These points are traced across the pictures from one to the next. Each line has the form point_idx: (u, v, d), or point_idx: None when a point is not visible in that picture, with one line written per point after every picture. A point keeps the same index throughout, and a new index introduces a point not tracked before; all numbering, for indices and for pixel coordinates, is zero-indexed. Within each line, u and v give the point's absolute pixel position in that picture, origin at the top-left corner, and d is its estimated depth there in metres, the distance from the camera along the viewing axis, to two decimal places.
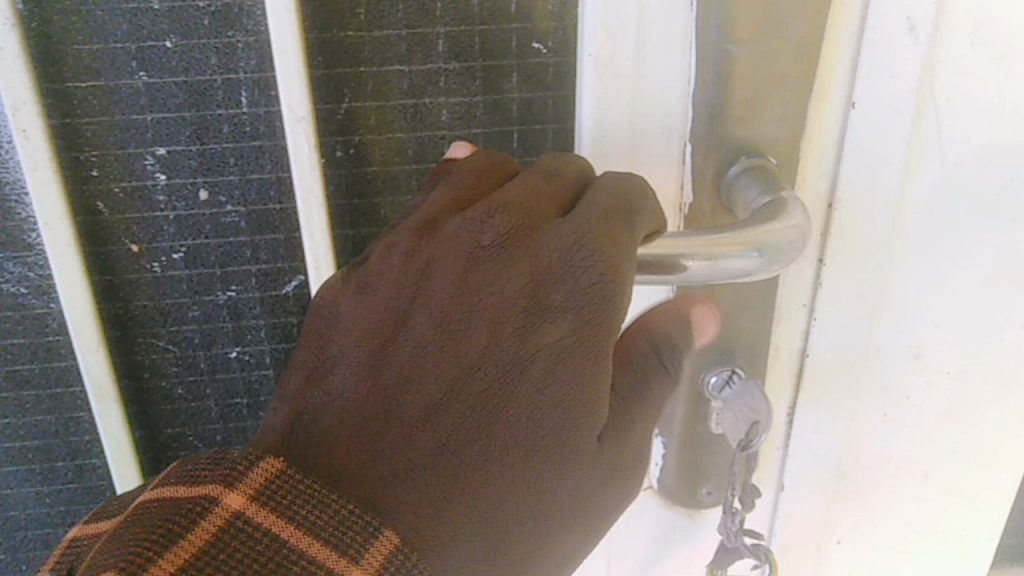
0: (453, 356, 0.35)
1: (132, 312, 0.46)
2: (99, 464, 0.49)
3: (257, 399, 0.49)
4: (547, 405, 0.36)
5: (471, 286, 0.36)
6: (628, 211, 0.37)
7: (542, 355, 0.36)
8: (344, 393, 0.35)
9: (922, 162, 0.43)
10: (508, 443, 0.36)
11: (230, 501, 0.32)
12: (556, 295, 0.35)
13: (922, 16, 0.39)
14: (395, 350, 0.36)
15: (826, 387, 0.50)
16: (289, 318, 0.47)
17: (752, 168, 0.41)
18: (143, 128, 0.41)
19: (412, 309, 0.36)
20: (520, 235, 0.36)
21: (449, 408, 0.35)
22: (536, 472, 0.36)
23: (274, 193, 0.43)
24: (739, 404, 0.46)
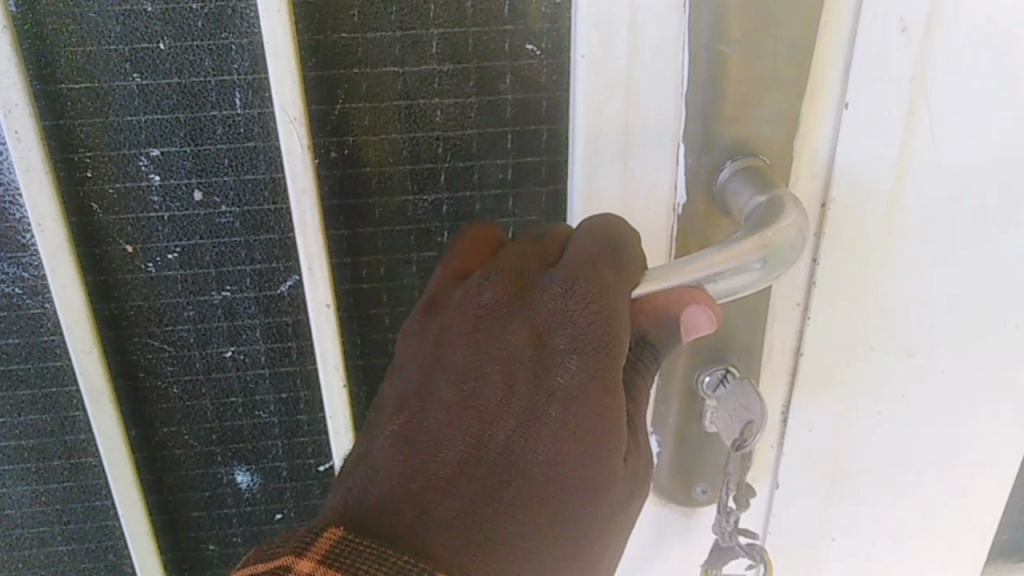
0: (477, 414, 0.37)
1: (126, 312, 0.46)
2: (95, 462, 0.49)
3: (252, 398, 0.49)
4: (565, 448, 0.38)
5: (481, 342, 0.38)
6: (615, 250, 0.39)
7: (557, 396, 0.38)
8: (387, 463, 0.37)
9: (915, 164, 0.43)
10: (540, 485, 0.37)
11: (301, 568, 0.32)
12: (559, 338, 0.38)
13: (915, 16, 0.39)
14: (421, 414, 0.38)
15: (820, 387, 0.50)
16: (284, 318, 0.47)
17: (745, 170, 0.42)
18: (138, 129, 0.41)
19: (434, 377, 0.39)
20: (516, 294, 0.39)
21: (478, 464, 0.37)
22: (568, 509, 0.38)
23: (268, 194, 0.43)
24: (731, 402, 0.46)
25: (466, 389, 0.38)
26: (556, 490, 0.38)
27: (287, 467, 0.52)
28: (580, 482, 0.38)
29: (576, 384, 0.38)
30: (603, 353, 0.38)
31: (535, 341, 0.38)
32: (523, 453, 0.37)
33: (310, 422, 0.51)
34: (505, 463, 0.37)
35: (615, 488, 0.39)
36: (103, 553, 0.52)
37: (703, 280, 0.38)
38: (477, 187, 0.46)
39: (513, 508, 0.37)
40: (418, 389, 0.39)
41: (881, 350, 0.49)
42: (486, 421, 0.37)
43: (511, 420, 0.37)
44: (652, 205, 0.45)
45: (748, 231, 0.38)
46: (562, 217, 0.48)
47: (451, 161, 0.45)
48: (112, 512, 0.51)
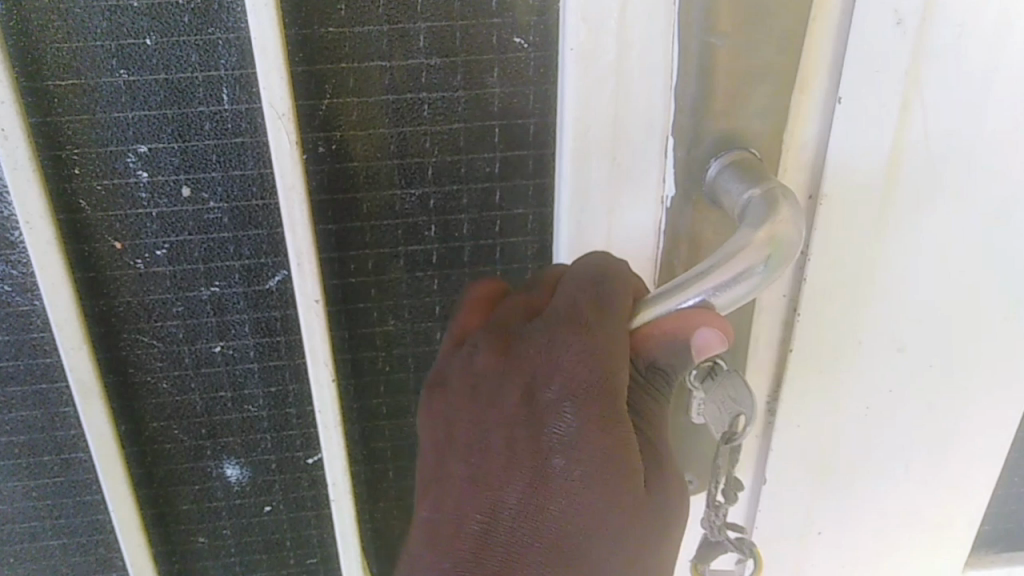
0: (486, 482, 0.40)
1: (115, 308, 0.46)
2: (86, 457, 0.49)
3: (242, 392, 0.50)
4: (578, 496, 0.39)
5: (481, 408, 0.41)
6: (597, 297, 0.40)
7: (557, 447, 0.39)
8: (421, 552, 0.40)
9: (908, 159, 0.43)
10: (563, 534, 0.39)
11: None
12: (547, 387, 0.39)
13: (910, 9, 0.39)
14: (443, 494, 0.41)
15: (809, 382, 0.50)
16: (273, 312, 0.47)
17: (733, 169, 0.42)
18: (125, 125, 0.41)
19: (450, 450, 0.42)
20: (505, 355, 0.41)
21: (495, 532, 0.39)
22: (602, 546, 0.39)
23: (256, 189, 0.43)
24: (718, 397, 0.46)
25: (472, 461, 0.41)
26: (577, 543, 0.39)
27: (276, 460, 0.52)
28: (606, 519, 0.39)
29: (573, 433, 0.39)
30: (596, 395, 0.39)
31: (528, 397, 0.40)
32: (536, 511, 0.39)
33: (298, 415, 0.51)
34: (521, 527, 0.39)
35: (650, 513, 0.40)
36: (95, 547, 0.52)
37: (705, 293, 0.38)
38: (464, 181, 0.47)
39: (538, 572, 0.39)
40: (440, 466, 0.42)
41: (870, 344, 0.49)
42: (495, 488, 0.40)
43: (518, 483, 0.39)
44: (638, 197, 0.46)
45: (748, 230, 0.38)
46: (549, 210, 0.48)
47: (438, 155, 0.45)
48: (103, 506, 0.51)
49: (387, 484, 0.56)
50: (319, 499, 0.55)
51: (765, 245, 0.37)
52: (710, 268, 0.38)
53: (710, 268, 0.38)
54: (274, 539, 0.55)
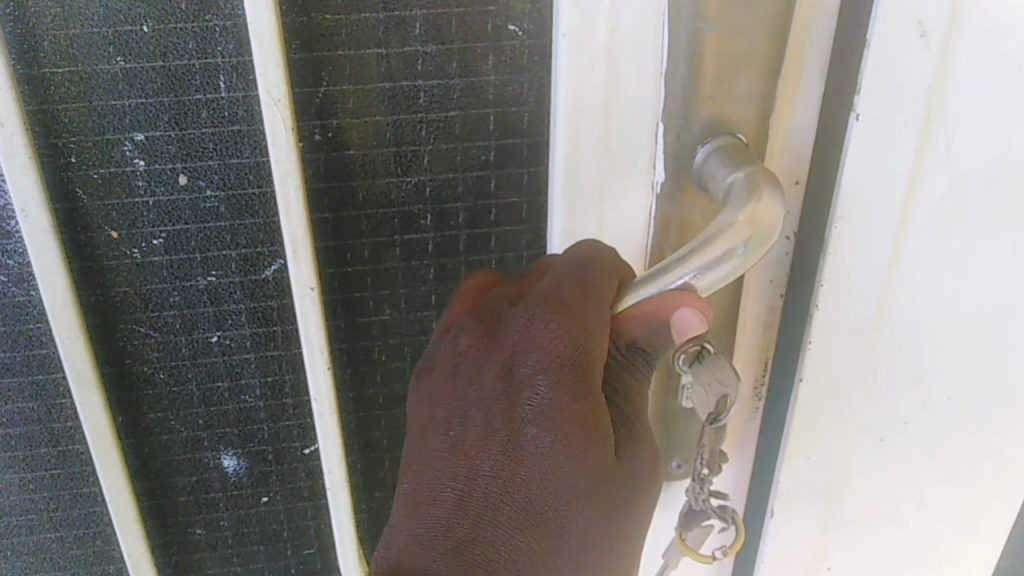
0: (464, 453, 0.40)
1: (111, 298, 0.46)
2: (83, 449, 0.49)
3: (238, 382, 0.50)
4: (554, 460, 0.40)
5: (462, 385, 0.42)
6: (583, 279, 0.41)
7: (532, 416, 0.40)
8: (400, 523, 0.40)
9: (927, 178, 0.43)
10: (539, 498, 0.40)
11: None
12: (524, 362, 0.41)
13: (935, 20, 0.39)
14: (421, 468, 0.41)
15: (822, 407, 0.50)
16: (270, 302, 0.47)
17: (719, 153, 0.43)
18: (122, 113, 0.41)
19: (429, 427, 0.42)
20: (485, 338, 0.42)
21: (474, 496, 0.40)
22: (577, 508, 0.40)
23: (252, 177, 0.43)
24: (704, 378, 0.46)
25: (453, 433, 0.41)
26: (553, 506, 0.40)
27: (273, 450, 0.53)
28: (579, 481, 0.40)
29: (548, 403, 0.40)
30: (570, 366, 0.40)
31: (506, 372, 0.41)
32: (513, 476, 0.40)
33: (295, 406, 0.51)
34: (499, 491, 0.40)
35: (622, 480, 0.41)
36: (92, 540, 0.52)
37: (690, 277, 0.38)
38: (459, 169, 0.47)
39: (511, 532, 0.39)
40: (419, 445, 0.42)
41: (883, 368, 0.49)
42: (472, 456, 0.40)
43: (495, 450, 0.40)
44: (629, 183, 0.46)
45: (730, 215, 0.38)
46: (542, 198, 0.49)
47: (434, 143, 0.46)
48: (100, 499, 0.51)
49: (384, 475, 0.56)
50: (317, 491, 0.55)
51: (750, 224, 0.38)
52: (693, 250, 0.38)
53: (691, 251, 0.38)
54: (271, 530, 0.56)
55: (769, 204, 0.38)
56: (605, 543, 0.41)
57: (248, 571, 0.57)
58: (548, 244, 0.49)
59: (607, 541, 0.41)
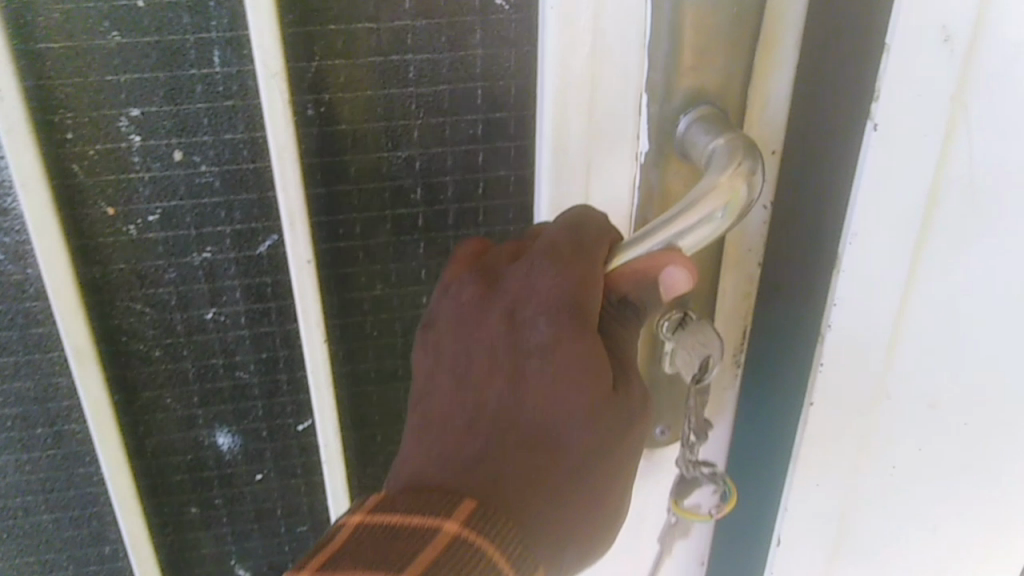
0: (470, 391, 0.43)
1: (108, 275, 0.46)
2: (79, 429, 0.50)
3: (233, 359, 0.50)
4: (557, 389, 0.41)
5: (467, 330, 0.43)
6: (579, 237, 0.42)
7: (535, 351, 0.41)
8: (412, 453, 0.42)
9: (949, 193, 0.42)
10: (541, 427, 0.41)
11: (354, 518, 0.40)
12: (527, 304, 0.42)
13: (957, 25, 0.37)
14: (430, 407, 0.43)
15: (831, 421, 0.50)
16: (264, 278, 0.48)
17: (704, 118, 0.44)
18: (117, 89, 0.41)
19: (436, 370, 0.44)
20: (489, 286, 0.43)
21: (479, 427, 0.42)
22: (577, 435, 0.41)
23: (247, 152, 0.44)
24: (687, 340, 0.48)
25: (458, 375, 0.43)
26: (554, 434, 0.41)
27: (267, 428, 0.53)
28: (580, 410, 0.41)
29: (550, 338, 0.41)
30: (571, 304, 0.41)
31: (510, 315, 0.42)
32: (516, 408, 0.42)
33: (289, 381, 0.52)
34: (503, 422, 0.42)
35: (622, 408, 0.42)
36: (88, 520, 0.53)
37: (673, 237, 0.40)
38: (448, 143, 0.48)
39: (514, 458, 0.41)
40: (427, 386, 0.44)
41: (897, 387, 0.48)
42: (477, 393, 0.42)
43: (500, 386, 0.42)
44: (614, 154, 0.48)
45: (712, 179, 0.39)
46: (529, 171, 0.50)
47: (423, 118, 0.47)
48: (96, 478, 0.52)
49: (376, 450, 0.56)
50: (311, 467, 0.55)
51: (735, 189, 0.39)
52: (681, 212, 0.39)
53: (675, 214, 0.40)
54: (266, 508, 0.56)
55: (752, 170, 0.39)
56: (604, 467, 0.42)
57: (243, 552, 0.58)
58: (535, 214, 0.50)
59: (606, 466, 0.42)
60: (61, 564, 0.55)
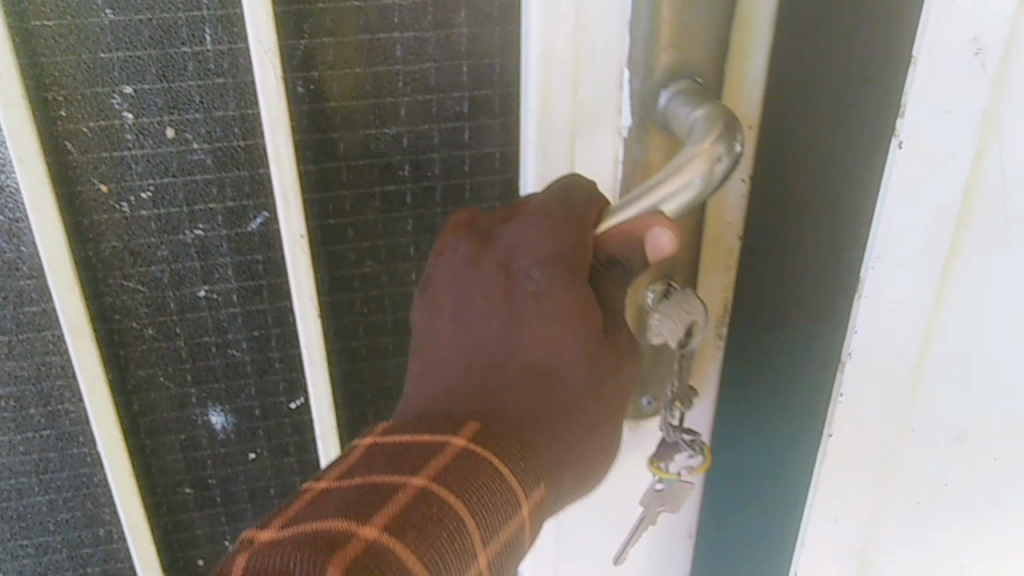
0: (469, 335, 0.46)
1: (101, 253, 0.46)
2: (72, 408, 0.50)
3: (225, 337, 0.51)
4: (552, 329, 0.44)
5: (464, 281, 0.46)
6: (567, 199, 0.45)
7: (532, 297, 0.44)
8: (418, 391, 0.46)
9: (980, 215, 0.39)
10: (538, 363, 0.45)
11: (362, 443, 0.42)
12: (519, 256, 0.44)
13: (987, 34, 0.35)
14: (432, 350, 0.47)
15: (852, 455, 0.47)
16: (255, 256, 0.49)
17: (682, 91, 0.44)
18: (110, 66, 0.42)
19: (434, 319, 0.47)
20: (483, 242, 0.46)
21: (479, 365, 0.45)
22: (570, 370, 0.45)
23: (238, 130, 0.45)
24: (673, 310, 0.49)
25: (457, 322, 0.46)
26: (550, 370, 0.44)
27: (259, 406, 0.54)
28: (574, 347, 0.44)
29: (545, 284, 0.44)
30: (562, 255, 0.43)
31: (505, 266, 0.45)
32: (514, 347, 0.45)
33: (281, 359, 0.53)
34: (500, 359, 0.45)
35: (612, 345, 0.45)
36: (82, 502, 0.54)
37: (657, 202, 0.41)
38: (435, 120, 0.49)
39: (513, 391, 0.45)
40: (427, 333, 0.47)
41: (922, 424, 0.45)
42: (476, 336, 0.45)
43: (498, 328, 0.45)
44: (598, 129, 0.49)
45: (695, 144, 0.41)
46: (514, 148, 0.51)
47: (410, 96, 0.48)
48: (89, 458, 0.52)
49: (367, 429, 0.57)
50: (303, 446, 0.56)
51: (714, 154, 0.41)
52: (664, 179, 0.41)
53: (661, 178, 0.41)
54: (258, 488, 0.57)
55: (729, 136, 0.41)
56: (596, 400, 0.45)
57: (236, 533, 0.58)
58: (521, 185, 0.51)
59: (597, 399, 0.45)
60: (54, 547, 0.55)
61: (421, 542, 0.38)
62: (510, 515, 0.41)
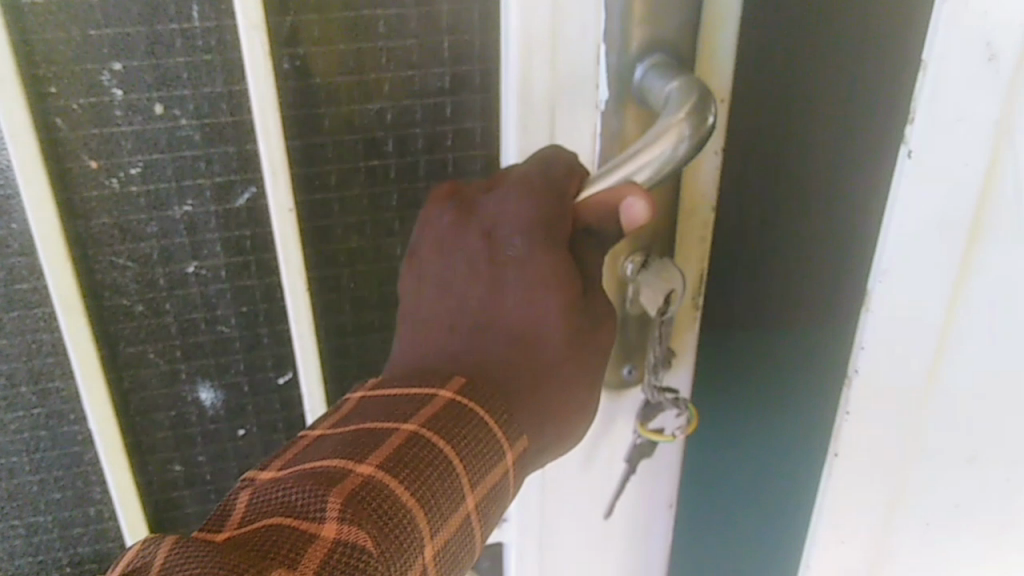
0: (452, 299, 0.48)
1: (92, 229, 0.47)
2: (62, 386, 0.51)
3: (214, 312, 0.52)
4: (532, 294, 0.46)
5: (448, 249, 0.48)
6: (547, 170, 0.46)
7: (511, 264, 0.46)
8: (404, 350, 0.49)
9: (989, 233, 0.41)
10: (518, 326, 0.47)
11: (355, 395, 0.46)
12: (501, 223, 0.46)
13: (1001, 43, 0.37)
14: (417, 312, 0.49)
15: (862, 459, 0.50)
16: (243, 231, 0.50)
17: (656, 65, 0.45)
18: (99, 43, 0.43)
19: (420, 284, 0.49)
20: (465, 211, 0.48)
21: (461, 327, 0.48)
22: (549, 335, 0.47)
23: (225, 106, 0.46)
24: (652, 279, 0.51)
25: (442, 287, 0.48)
26: (531, 332, 0.47)
27: (248, 381, 0.55)
28: (552, 313, 0.46)
29: (524, 253, 0.46)
30: (541, 225, 0.45)
31: (487, 235, 0.47)
32: (495, 311, 0.47)
33: (270, 335, 0.54)
34: (483, 322, 0.47)
35: (589, 310, 0.47)
36: (72, 480, 0.54)
37: (630, 173, 0.43)
38: (417, 96, 0.50)
39: (493, 353, 0.47)
40: (413, 296, 0.49)
41: (930, 429, 0.48)
42: (460, 301, 0.48)
43: (480, 294, 0.47)
44: (578, 102, 0.50)
45: (668, 115, 0.42)
46: (494, 122, 0.52)
47: (393, 71, 0.49)
48: (79, 437, 0.53)
49: None
50: (292, 421, 0.57)
51: (685, 126, 0.42)
52: (639, 150, 0.42)
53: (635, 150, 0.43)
54: (248, 463, 0.58)
55: (701, 112, 0.42)
56: (574, 363, 0.48)
57: None
58: (503, 156, 0.52)
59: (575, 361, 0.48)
60: (46, 526, 0.56)
61: (415, 482, 0.42)
62: (496, 461, 0.45)
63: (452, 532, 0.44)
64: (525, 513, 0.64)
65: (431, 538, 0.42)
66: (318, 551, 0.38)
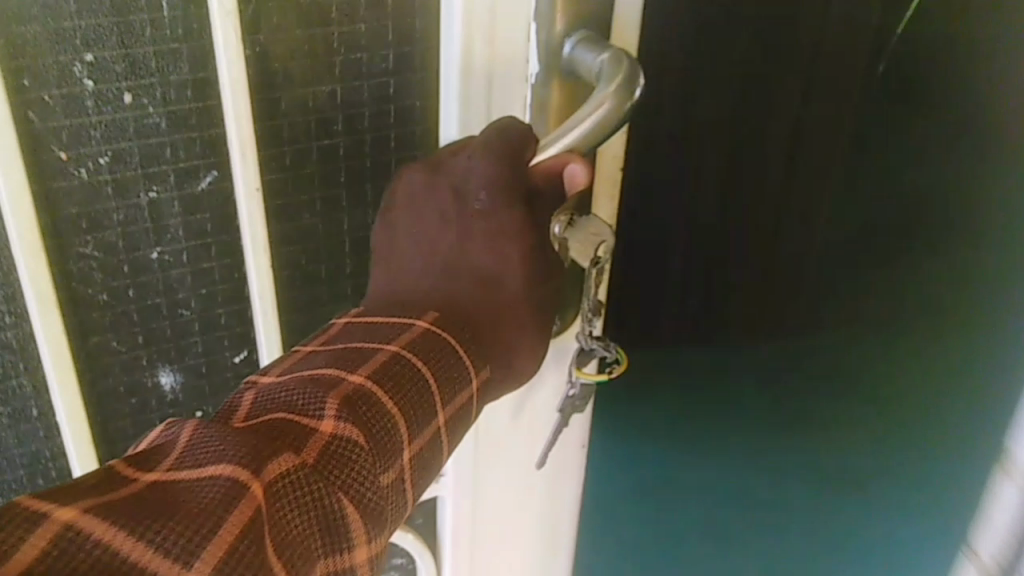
0: (424, 251, 0.51)
1: (62, 219, 0.47)
2: (26, 381, 0.51)
3: (174, 297, 0.53)
4: (497, 242, 0.49)
5: (420, 207, 0.51)
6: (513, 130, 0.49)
7: (479, 219, 0.49)
8: (377, 293, 0.51)
9: None
10: (483, 272, 0.50)
11: (340, 320, 0.49)
12: (469, 180, 0.49)
13: None
14: (390, 262, 0.52)
15: None
16: (203, 215, 0.51)
17: (584, 39, 0.50)
18: (72, 34, 0.43)
19: (391, 242, 0.52)
20: (433, 169, 0.51)
21: (431, 272, 0.51)
22: (511, 277, 0.50)
23: (192, 92, 0.47)
24: (582, 237, 0.52)
25: (414, 240, 0.51)
26: (496, 277, 0.50)
27: (205, 363, 0.56)
28: (512, 260, 0.50)
29: (490, 207, 0.49)
30: (504, 180, 0.48)
31: (455, 191, 0.49)
32: (463, 257, 0.50)
33: (226, 316, 0.55)
34: (452, 267, 0.51)
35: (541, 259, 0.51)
36: (34, 476, 0.55)
37: (575, 138, 0.47)
38: (363, 76, 0.52)
39: (462, 292, 0.50)
40: (386, 249, 0.52)
41: None
42: (434, 250, 0.51)
43: (450, 241, 0.50)
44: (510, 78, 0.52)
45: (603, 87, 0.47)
46: (433, 100, 0.55)
47: (344, 53, 0.51)
48: (42, 431, 0.54)
49: None
50: None
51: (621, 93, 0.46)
52: (580, 117, 0.46)
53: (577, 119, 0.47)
54: None
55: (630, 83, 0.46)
56: (529, 305, 0.51)
57: None
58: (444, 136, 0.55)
59: (530, 304, 0.51)
60: None
61: (399, 395, 0.45)
62: (463, 385, 0.49)
63: (426, 444, 0.46)
64: (458, 471, 0.67)
65: (409, 442, 0.45)
66: (318, 442, 0.40)
